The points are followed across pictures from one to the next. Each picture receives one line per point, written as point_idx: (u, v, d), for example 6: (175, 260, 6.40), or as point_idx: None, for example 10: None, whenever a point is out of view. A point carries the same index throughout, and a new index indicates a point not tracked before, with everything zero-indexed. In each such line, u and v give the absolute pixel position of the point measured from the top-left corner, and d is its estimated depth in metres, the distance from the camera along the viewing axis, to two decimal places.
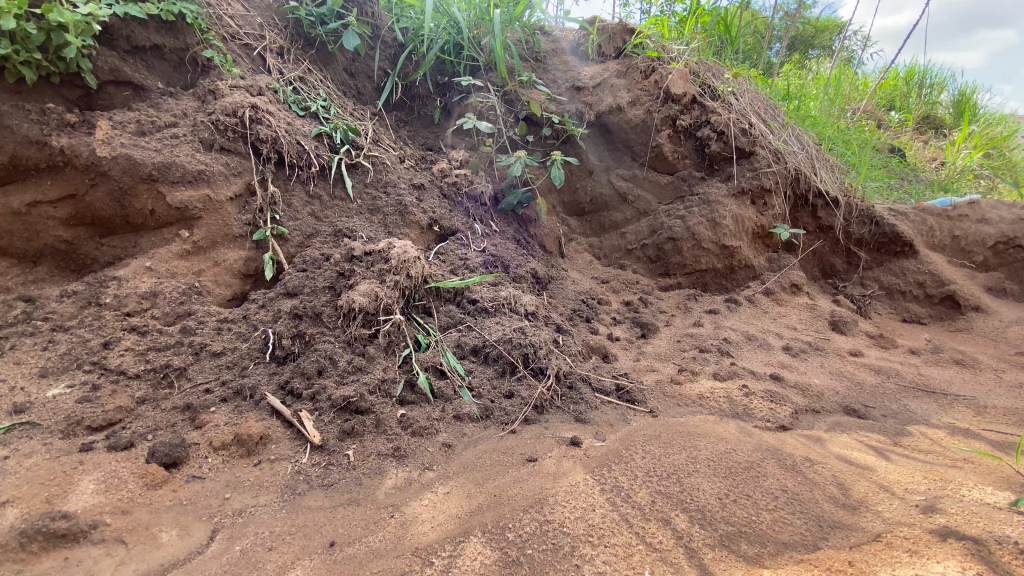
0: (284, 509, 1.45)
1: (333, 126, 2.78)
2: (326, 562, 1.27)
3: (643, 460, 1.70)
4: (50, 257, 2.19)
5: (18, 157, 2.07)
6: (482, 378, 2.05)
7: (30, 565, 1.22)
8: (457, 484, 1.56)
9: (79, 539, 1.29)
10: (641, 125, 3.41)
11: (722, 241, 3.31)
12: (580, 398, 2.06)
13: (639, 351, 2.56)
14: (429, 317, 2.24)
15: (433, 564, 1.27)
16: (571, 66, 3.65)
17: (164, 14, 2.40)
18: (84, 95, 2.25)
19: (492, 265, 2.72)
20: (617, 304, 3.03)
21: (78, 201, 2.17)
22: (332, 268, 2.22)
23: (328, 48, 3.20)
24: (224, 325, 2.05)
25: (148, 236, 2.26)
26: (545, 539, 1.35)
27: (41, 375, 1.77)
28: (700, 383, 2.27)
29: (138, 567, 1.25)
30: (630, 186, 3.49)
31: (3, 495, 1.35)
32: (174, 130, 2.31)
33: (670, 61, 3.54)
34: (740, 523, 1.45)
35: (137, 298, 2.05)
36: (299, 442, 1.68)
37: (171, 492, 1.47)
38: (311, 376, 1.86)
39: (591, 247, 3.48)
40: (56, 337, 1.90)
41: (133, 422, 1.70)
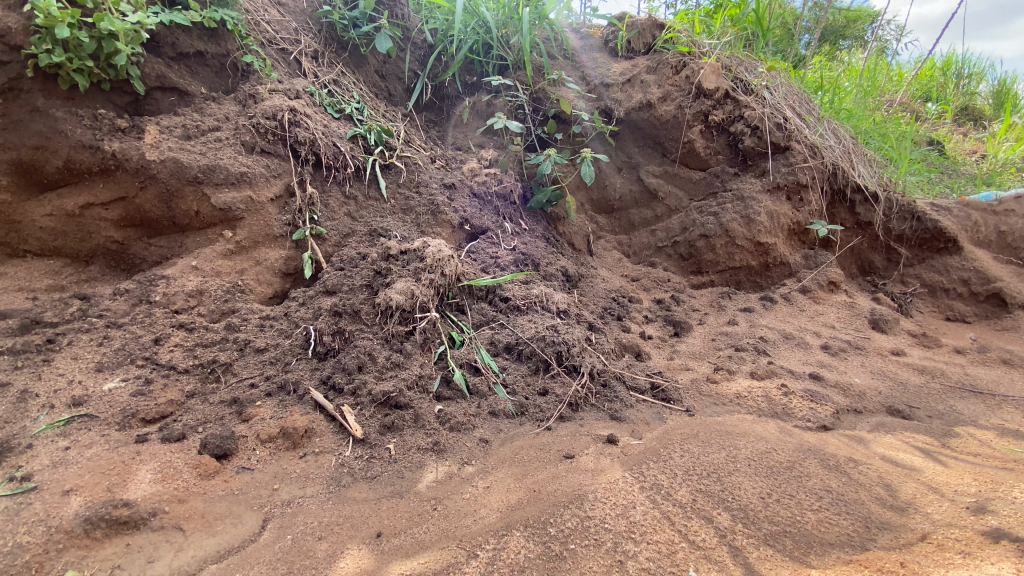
0: (329, 500, 1.49)
1: (367, 128, 2.84)
2: (374, 552, 1.31)
3: (682, 458, 1.68)
4: (102, 257, 2.31)
5: (72, 161, 2.17)
6: (516, 375, 2.06)
7: (95, 550, 1.28)
8: (496, 479, 1.58)
9: (140, 526, 1.35)
10: (672, 121, 3.37)
11: (757, 238, 3.25)
12: (614, 396, 2.04)
13: (672, 349, 2.53)
14: (463, 315, 2.26)
15: (478, 557, 1.29)
16: (600, 63, 3.63)
17: (206, 21, 2.46)
18: (133, 101, 2.33)
19: (523, 263, 2.73)
20: (648, 302, 3.00)
21: (129, 203, 2.27)
22: (369, 267, 2.28)
23: (360, 50, 3.25)
24: (267, 322, 2.12)
25: (194, 236, 2.34)
26: (586, 535, 1.36)
27: (97, 370, 1.85)
28: (736, 382, 2.24)
29: (195, 553, 1.30)
30: (660, 183, 3.46)
31: (68, 484, 1.42)
32: (217, 134, 2.39)
33: (701, 55, 3.48)
34: (785, 523, 1.43)
35: (184, 296, 2.13)
36: (342, 436, 1.72)
37: (223, 482, 1.53)
38: (352, 371, 1.90)
39: (620, 245, 3.46)
40: (110, 333, 1.98)
41: (184, 415, 1.77)
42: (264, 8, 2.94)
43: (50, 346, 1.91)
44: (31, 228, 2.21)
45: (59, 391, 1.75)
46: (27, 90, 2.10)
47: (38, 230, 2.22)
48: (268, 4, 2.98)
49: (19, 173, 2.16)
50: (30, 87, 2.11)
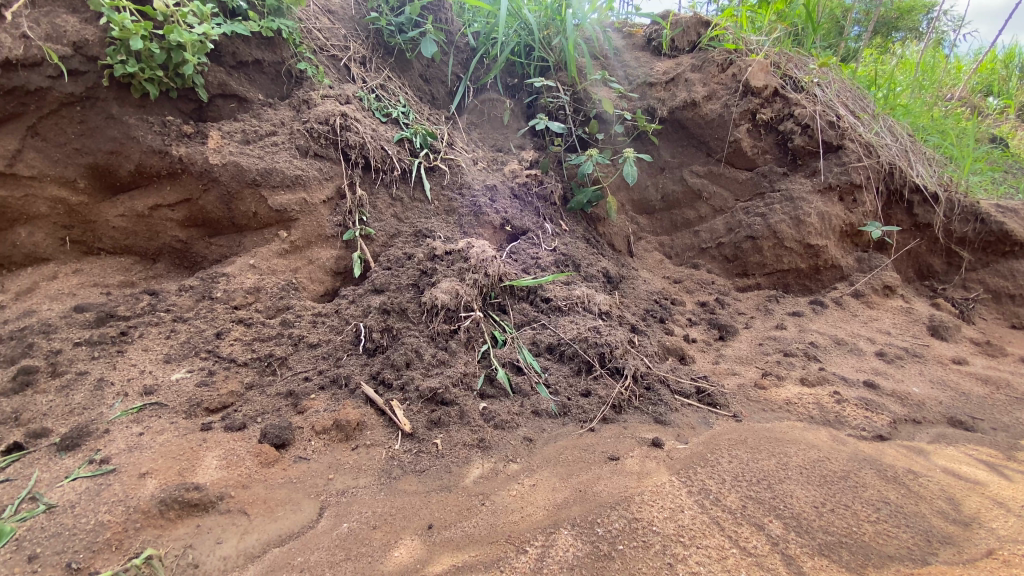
0: (382, 491, 1.54)
1: (413, 130, 2.91)
2: (426, 543, 1.35)
3: (730, 464, 1.66)
4: (168, 255, 2.45)
5: (143, 165, 2.31)
6: (558, 375, 2.06)
7: (169, 530, 1.37)
8: (542, 477, 1.59)
9: (209, 508, 1.44)
10: (718, 120, 3.30)
11: (807, 240, 3.15)
12: (659, 399, 2.02)
13: (717, 353, 2.47)
14: (505, 315, 2.28)
15: (527, 553, 1.32)
16: (643, 62, 3.59)
17: (263, 31, 2.57)
18: (197, 108, 2.45)
19: (564, 264, 2.74)
20: (692, 305, 2.95)
21: (193, 204, 2.40)
22: (415, 267, 2.34)
23: (405, 55, 3.33)
24: (319, 318, 2.21)
25: (251, 235, 2.46)
26: (634, 536, 1.36)
27: (165, 361, 1.97)
28: (786, 388, 2.17)
29: (260, 536, 1.38)
30: (705, 183, 3.39)
31: (144, 467, 1.52)
32: (274, 139, 2.50)
33: (749, 53, 3.40)
34: (840, 534, 1.39)
35: (243, 293, 2.24)
36: (391, 429, 1.78)
37: (282, 471, 1.60)
38: (400, 367, 1.96)
39: (662, 246, 3.41)
40: (177, 326, 2.11)
41: (244, 406, 1.86)
42: (315, 16, 3.04)
43: (123, 338, 2.05)
44: (105, 227, 2.37)
45: (132, 380, 1.87)
46: (102, 98, 2.24)
47: (111, 230, 2.37)
48: (319, 12, 3.08)
49: (95, 176, 2.31)
50: (105, 96, 2.25)
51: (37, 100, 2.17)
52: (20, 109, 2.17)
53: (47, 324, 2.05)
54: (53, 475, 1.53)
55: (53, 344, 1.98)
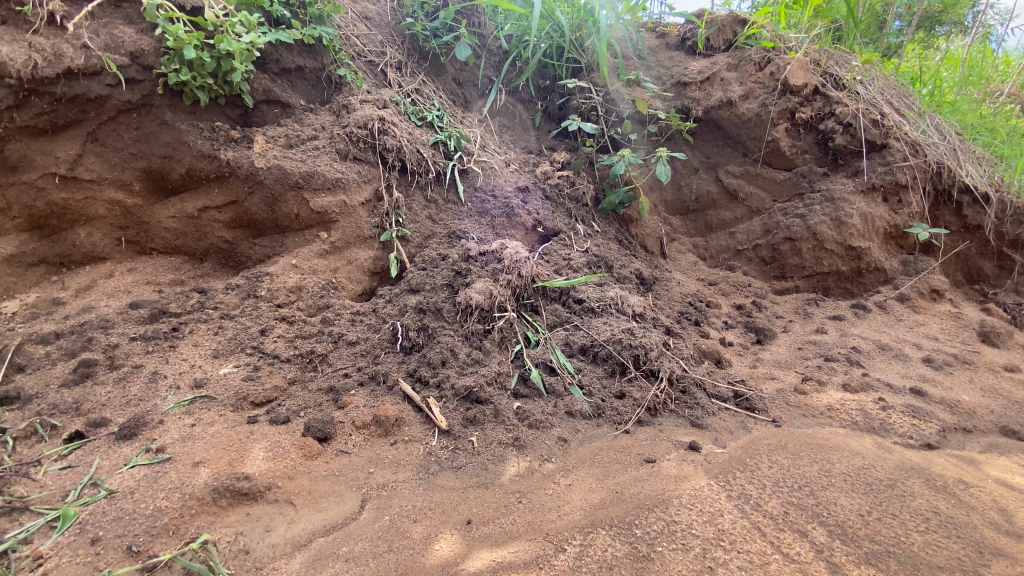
0: (420, 486, 1.57)
1: (447, 134, 2.96)
2: (466, 538, 1.37)
3: (770, 469, 1.63)
4: (215, 255, 2.57)
5: (194, 169, 2.42)
6: (592, 376, 2.06)
7: (221, 517, 1.43)
8: (579, 477, 1.60)
9: (258, 497, 1.50)
10: (755, 119, 3.24)
11: (848, 242, 3.06)
12: (695, 403, 1.99)
13: (755, 357, 2.43)
14: (537, 316, 2.29)
15: (566, 551, 1.33)
16: (677, 62, 3.55)
17: (305, 38, 2.65)
18: (243, 114, 2.55)
19: (596, 265, 2.73)
20: (727, 307, 2.89)
21: (238, 206, 2.50)
22: (450, 267, 2.38)
23: (440, 60, 3.39)
24: (357, 317, 2.28)
25: (293, 236, 2.55)
26: (673, 539, 1.35)
27: (213, 356, 2.06)
28: (828, 393, 2.12)
29: (306, 526, 1.43)
30: (741, 183, 3.33)
31: (196, 456, 1.59)
32: (315, 143, 2.58)
33: (788, 51, 3.32)
34: (888, 543, 1.35)
35: (286, 292, 2.33)
36: (428, 426, 1.82)
37: (325, 463, 1.66)
38: (436, 365, 2.00)
39: (696, 247, 3.37)
40: (224, 323, 2.21)
41: (287, 400, 1.93)
42: (353, 23, 3.12)
43: (174, 333, 2.15)
44: (157, 228, 2.49)
45: (183, 374, 1.97)
46: (156, 106, 2.35)
47: (163, 230, 2.49)
48: (357, 19, 3.16)
49: (149, 179, 2.43)
50: (159, 103, 2.35)
51: (97, 107, 2.28)
52: (81, 116, 2.28)
53: (105, 319, 2.16)
54: (113, 463, 1.61)
55: (110, 339, 2.09)
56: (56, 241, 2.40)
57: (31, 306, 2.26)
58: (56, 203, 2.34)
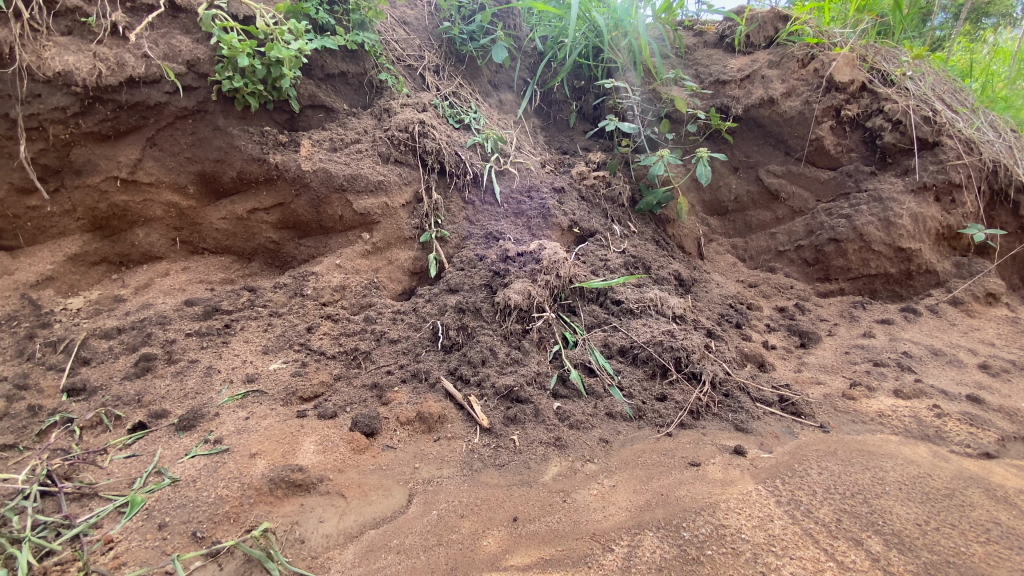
0: (465, 482, 1.60)
1: (484, 135, 2.99)
2: (514, 535, 1.39)
3: (820, 476, 1.59)
4: (262, 255, 2.68)
5: (245, 172, 2.52)
6: (632, 378, 2.04)
7: (277, 507, 1.49)
8: (622, 478, 1.59)
9: (311, 489, 1.55)
10: (798, 117, 3.17)
11: (897, 243, 2.96)
12: (739, 407, 1.95)
13: (799, 361, 2.37)
14: (575, 317, 2.28)
15: (614, 551, 1.33)
16: (716, 59, 3.49)
17: (349, 44, 2.72)
18: (289, 118, 2.63)
19: (633, 266, 2.71)
20: (769, 310, 2.83)
21: (285, 208, 2.60)
22: (488, 268, 2.41)
23: (476, 62, 3.43)
24: (398, 316, 2.34)
25: (336, 237, 2.65)
26: (723, 542, 1.34)
27: (264, 352, 2.15)
28: (878, 400, 2.05)
29: (357, 517, 1.48)
30: (783, 183, 3.26)
31: (253, 448, 1.66)
32: (358, 146, 2.66)
33: (832, 47, 3.23)
34: (947, 553, 1.31)
35: (330, 291, 2.43)
36: (470, 424, 1.84)
37: (372, 458, 1.70)
38: (476, 364, 2.03)
39: (735, 248, 3.31)
40: (273, 321, 2.31)
41: (333, 396, 1.98)
42: (393, 28, 3.18)
43: (227, 330, 2.25)
44: (209, 229, 2.60)
45: (236, 369, 2.06)
46: (210, 112, 2.45)
47: (214, 231, 2.61)
48: (396, 24, 3.22)
49: (202, 182, 2.53)
50: (213, 109, 2.45)
51: (156, 114, 2.39)
52: (141, 123, 2.39)
53: (162, 316, 2.27)
54: (174, 453, 1.69)
55: (168, 334, 2.20)
56: (116, 241, 2.54)
57: (94, 303, 2.39)
58: (118, 205, 2.47)
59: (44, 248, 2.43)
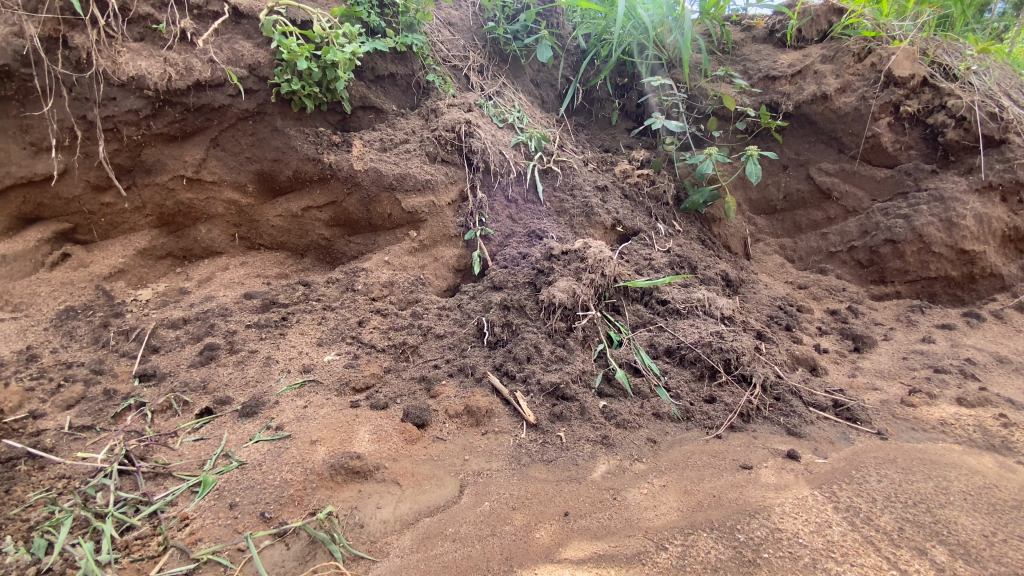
0: (515, 476, 1.63)
1: (529, 134, 3.02)
2: (566, 529, 1.42)
3: (880, 483, 1.55)
4: (315, 251, 2.78)
5: (300, 172, 2.63)
6: (679, 379, 2.02)
7: (337, 492, 1.56)
8: (672, 478, 1.59)
9: (368, 476, 1.61)
10: (853, 113, 3.07)
11: (959, 245, 2.86)
12: (791, 411, 1.92)
13: (854, 365, 2.30)
14: (619, 316, 2.28)
15: (668, 550, 1.34)
16: (765, 54, 3.39)
17: (398, 46, 2.79)
18: (341, 120, 2.72)
19: (679, 265, 2.68)
20: (820, 312, 2.75)
21: (337, 206, 2.70)
22: (532, 266, 2.43)
23: (519, 62, 3.45)
24: (444, 312, 2.39)
25: (385, 235, 2.73)
26: (780, 546, 1.33)
27: (318, 344, 2.25)
28: (940, 407, 1.98)
29: (413, 505, 1.54)
30: (835, 181, 3.16)
31: (313, 435, 1.74)
32: (407, 146, 2.74)
33: (891, 40, 3.10)
34: (1018, 566, 1.27)
35: (379, 287, 2.51)
36: (517, 419, 1.88)
37: (424, 448, 1.75)
38: (522, 360, 2.06)
39: (783, 248, 3.23)
40: (327, 314, 2.40)
41: (384, 387, 2.04)
42: (439, 29, 3.24)
43: (284, 322, 2.36)
44: (266, 226, 2.72)
45: (293, 360, 2.16)
46: (269, 113, 2.56)
47: (270, 228, 2.73)
48: (442, 25, 3.28)
49: (260, 181, 2.66)
50: (272, 111, 2.56)
51: (219, 116, 2.51)
52: (205, 124, 2.51)
53: (224, 308, 2.40)
54: (239, 437, 1.79)
55: (229, 325, 2.32)
56: (181, 237, 2.68)
57: (162, 294, 2.53)
58: (183, 202, 2.61)
59: (117, 243, 2.60)
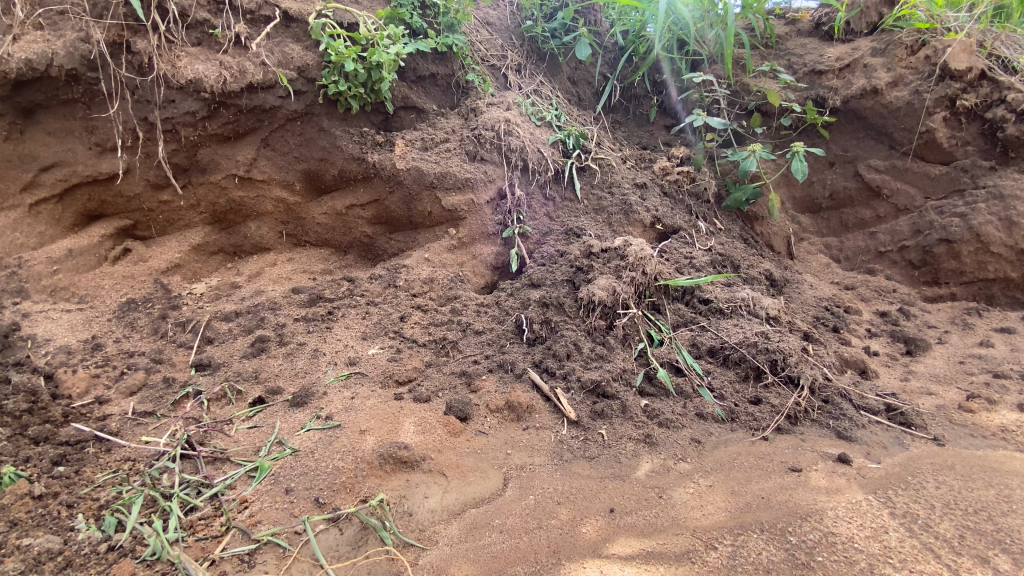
0: (558, 471, 1.65)
1: (567, 133, 3.02)
2: (612, 524, 1.43)
3: (938, 490, 1.52)
4: (357, 248, 2.86)
5: (345, 171, 2.71)
6: (723, 379, 2.00)
7: (386, 481, 1.61)
8: (718, 479, 1.58)
9: (415, 466, 1.65)
10: (905, 108, 2.96)
11: (1020, 245, 2.74)
12: (841, 414, 1.87)
13: (906, 368, 2.22)
14: (660, 315, 2.26)
15: (718, 549, 1.34)
16: (811, 48, 3.28)
17: (440, 46, 2.83)
18: (384, 119, 2.79)
19: (721, 264, 2.64)
20: (869, 314, 2.67)
21: (380, 204, 2.78)
22: (570, 264, 2.43)
23: (557, 60, 3.45)
24: (482, 308, 2.42)
25: (425, 232, 2.79)
26: (834, 550, 1.31)
27: (363, 338, 2.31)
28: (1001, 414, 1.90)
29: (459, 496, 1.57)
30: (885, 178, 3.05)
31: (362, 425, 1.80)
32: (447, 145, 2.78)
33: (946, 32, 2.98)
34: None
35: (420, 283, 2.57)
36: (557, 416, 1.89)
37: (467, 441, 1.78)
38: (562, 357, 2.07)
39: (829, 248, 3.13)
40: (370, 309, 2.46)
41: (425, 381, 2.08)
42: (477, 29, 3.27)
43: (329, 316, 2.43)
44: (311, 223, 2.81)
45: (339, 352, 2.23)
46: (316, 114, 2.64)
47: (316, 225, 2.82)
48: (480, 25, 3.31)
49: (307, 179, 2.75)
50: (319, 111, 2.64)
51: (270, 117, 2.60)
52: (257, 125, 2.61)
53: (273, 302, 2.49)
54: (291, 426, 1.86)
55: (279, 318, 2.41)
56: (232, 233, 2.79)
57: (215, 288, 2.65)
58: (235, 200, 2.72)
59: (173, 239, 2.72)
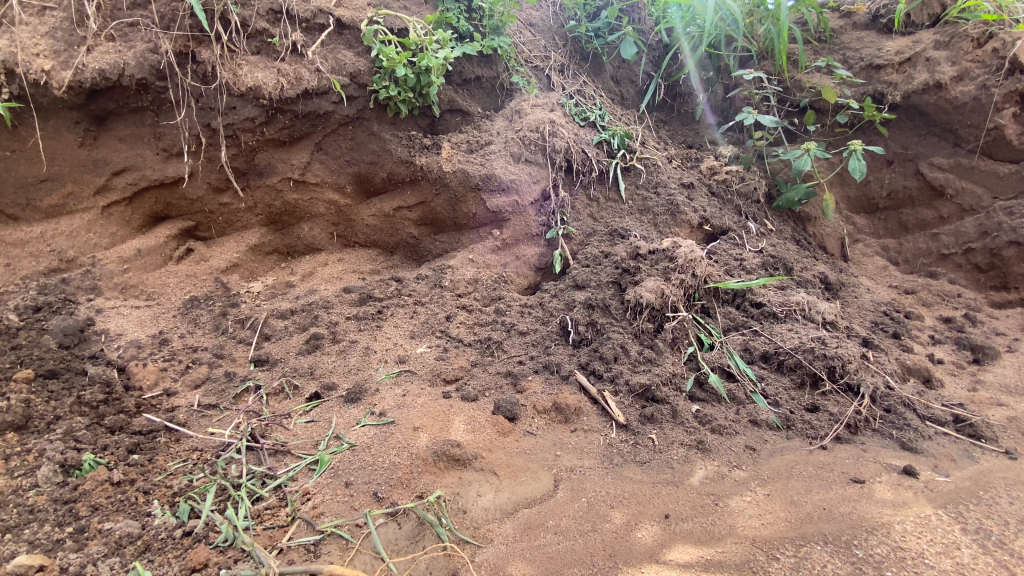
0: (609, 475, 1.66)
1: (611, 133, 2.99)
2: (669, 530, 1.43)
3: (1012, 506, 1.46)
4: (404, 249, 2.94)
5: (394, 174, 2.78)
6: (777, 386, 1.96)
7: (440, 477, 1.65)
8: (776, 488, 1.55)
9: (467, 464, 1.69)
10: (971, 103, 2.81)
11: None
12: (905, 424, 1.81)
13: (973, 377, 2.12)
14: (710, 318, 2.23)
15: (780, 560, 1.32)
16: (868, 41, 3.15)
17: (485, 49, 2.86)
18: (430, 123, 2.84)
19: (772, 266, 2.58)
20: (931, 319, 2.56)
21: (426, 206, 2.84)
22: (615, 266, 2.41)
23: (600, 59, 3.42)
24: (527, 309, 2.44)
25: (470, 233, 2.84)
26: (903, 566, 1.28)
27: (411, 336, 2.36)
28: None
29: (512, 496, 1.60)
30: (949, 177, 2.91)
31: (415, 422, 1.85)
32: (491, 147, 2.81)
33: (1015, 23, 2.81)
34: None
35: (465, 283, 2.61)
36: (605, 419, 1.89)
37: (516, 441, 1.81)
38: (609, 360, 2.06)
39: (885, 249, 3.01)
40: (417, 308, 2.52)
41: (471, 380, 2.12)
42: (521, 30, 3.29)
43: (379, 315, 2.50)
44: (360, 225, 2.90)
45: (389, 350, 2.29)
46: (367, 118, 2.71)
47: (365, 227, 2.91)
48: (524, 27, 3.33)
49: (357, 182, 2.83)
50: (369, 116, 2.71)
51: (324, 122, 2.69)
52: (311, 130, 2.70)
53: (326, 300, 2.58)
54: (347, 421, 1.93)
55: (331, 316, 2.50)
56: (286, 234, 2.91)
57: (271, 287, 2.77)
58: (289, 202, 2.83)
59: (231, 239, 2.85)
